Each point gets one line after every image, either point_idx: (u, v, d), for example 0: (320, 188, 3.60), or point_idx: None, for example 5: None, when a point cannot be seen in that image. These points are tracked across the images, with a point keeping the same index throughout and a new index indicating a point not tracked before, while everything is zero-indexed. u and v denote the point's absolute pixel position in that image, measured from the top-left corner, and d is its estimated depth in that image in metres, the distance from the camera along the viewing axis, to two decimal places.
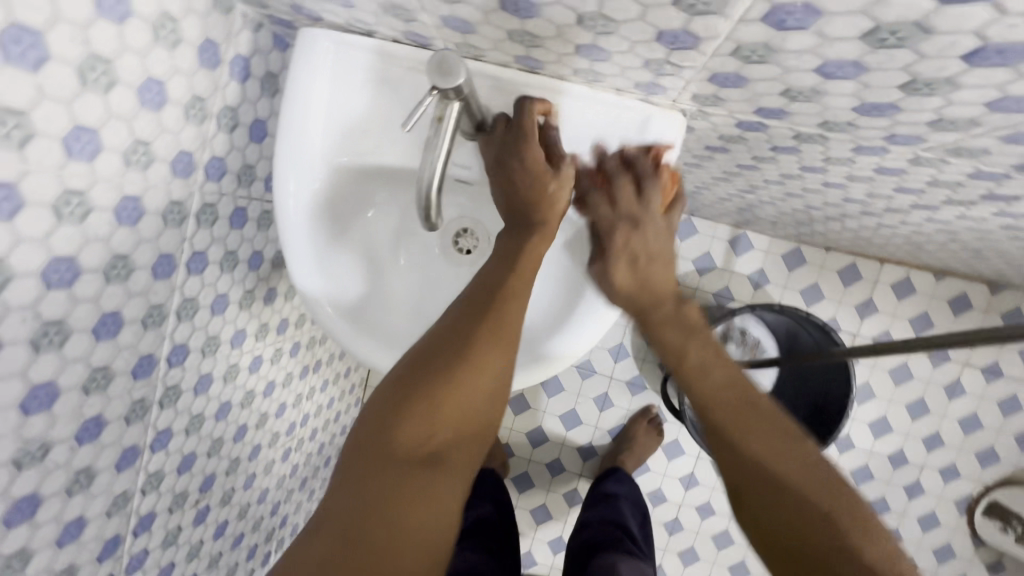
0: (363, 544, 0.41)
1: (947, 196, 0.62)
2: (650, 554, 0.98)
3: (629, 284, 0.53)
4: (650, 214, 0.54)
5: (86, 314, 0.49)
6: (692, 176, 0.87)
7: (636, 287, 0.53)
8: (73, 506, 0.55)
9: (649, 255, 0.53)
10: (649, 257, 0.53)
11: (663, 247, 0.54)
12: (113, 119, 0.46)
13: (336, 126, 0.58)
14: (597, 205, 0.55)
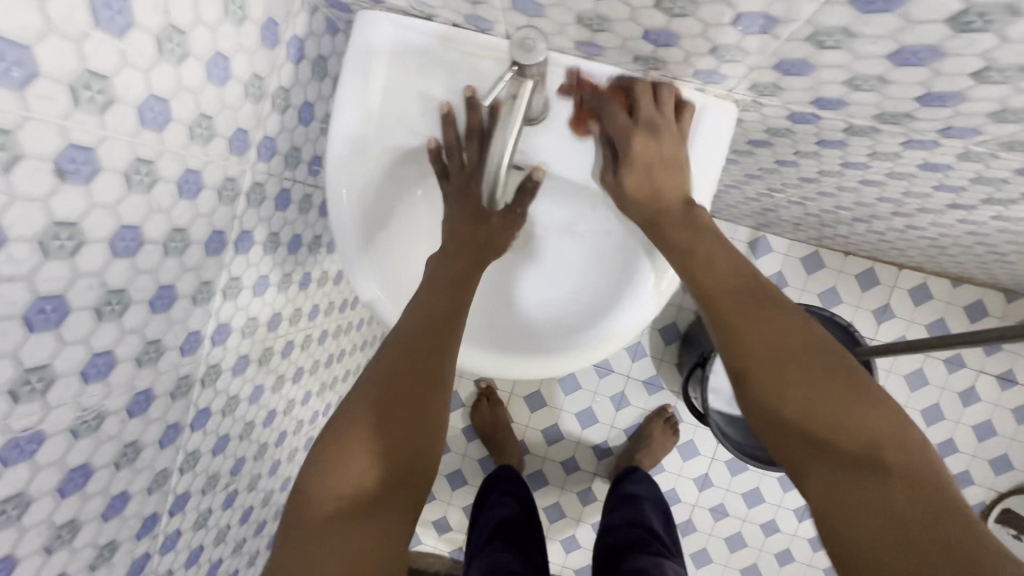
0: (357, 453, 0.48)
1: (987, 195, 0.63)
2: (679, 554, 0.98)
3: (639, 189, 0.55)
4: (666, 119, 0.54)
5: (145, 285, 0.50)
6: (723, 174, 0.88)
7: (647, 192, 0.55)
8: (119, 479, 0.55)
9: (663, 160, 0.54)
10: (662, 165, 0.55)
11: (674, 152, 0.55)
12: (183, 91, 0.47)
13: (391, 109, 0.59)
14: (612, 115, 0.55)
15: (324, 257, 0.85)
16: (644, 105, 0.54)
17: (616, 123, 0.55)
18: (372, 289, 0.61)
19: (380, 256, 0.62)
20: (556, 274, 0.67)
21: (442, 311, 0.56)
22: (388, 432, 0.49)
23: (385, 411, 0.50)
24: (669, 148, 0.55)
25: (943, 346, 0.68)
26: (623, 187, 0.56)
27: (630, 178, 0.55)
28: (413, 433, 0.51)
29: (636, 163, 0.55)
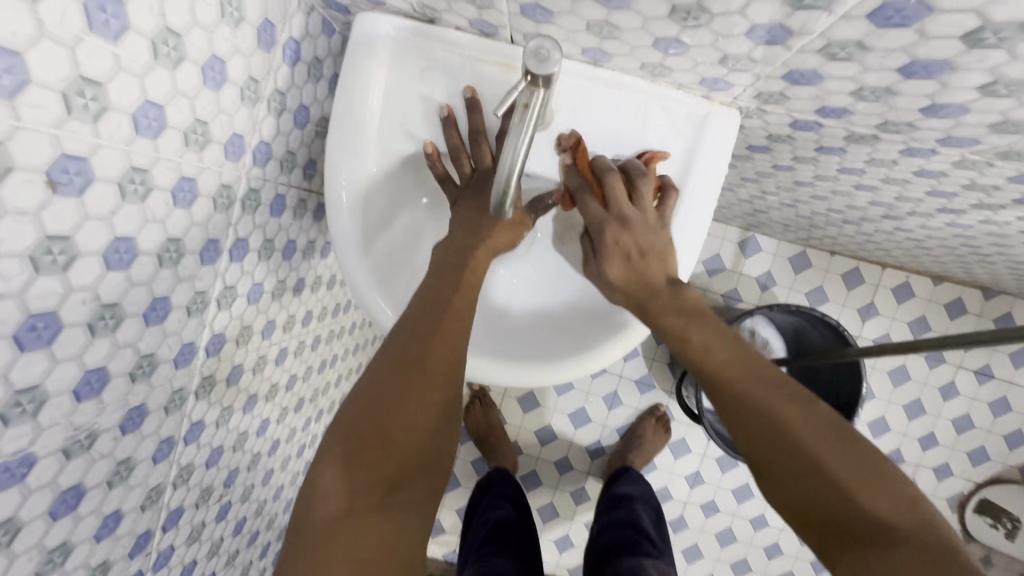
0: (363, 464, 0.46)
1: (978, 200, 0.64)
2: (668, 553, 0.99)
3: (624, 278, 0.56)
4: (640, 211, 0.55)
5: (139, 298, 0.48)
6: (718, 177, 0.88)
7: (635, 284, 0.55)
8: (112, 498, 0.53)
9: (642, 249, 0.55)
10: (643, 253, 0.55)
11: (654, 238, 0.55)
12: (178, 96, 0.45)
13: (392, 112, 0.58)
14: (588, 208, 0.57)
15: (318, 261, 0.84)
16: (619, 203, 0.55)
17: (595, 216, 0.56)
18: (372, 296, 0.60)
19: (380, 260, 0.60)
20: (559, 279, 0.66)
21: (453, 300, 0.53)
22: (387, 446, 0.46)
23: (396, 409, 0.47)
24: (648, 236, 0.55)
25: (922, 350, 0.69)
26: (606, 274, 0.57)
27: (616, 269, 0.56)
28: (420, 436, 0.48)
29: (618, 256, 0.56)
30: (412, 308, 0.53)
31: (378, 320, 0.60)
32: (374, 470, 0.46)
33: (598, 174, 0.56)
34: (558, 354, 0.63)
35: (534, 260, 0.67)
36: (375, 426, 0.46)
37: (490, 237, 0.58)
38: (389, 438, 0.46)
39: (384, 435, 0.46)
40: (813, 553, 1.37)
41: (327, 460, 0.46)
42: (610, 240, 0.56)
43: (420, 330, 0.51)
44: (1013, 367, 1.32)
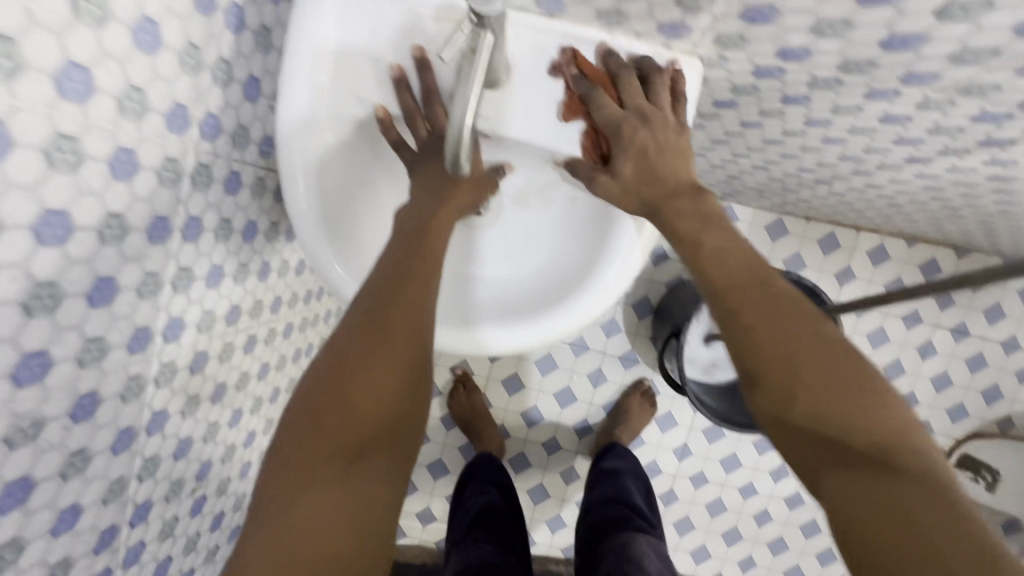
0: (314, 436, 0.44)
1: (944, 146, 0.64)
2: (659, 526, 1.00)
3: (634, 175, 0.52)
4: (658, 108, 0.52)
5: (80, 278, 0.45)
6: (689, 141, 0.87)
7: (648, 176, 0.52)
8: (68, 491, 0.50)
9: (659, 144, 0.51)
10: (659, 150, 0.51)
11: (673, 138, 0.52)
12: (106, 59, 0.42)
13: (344, 78, 0.55)
14: (601, 103, 0.53)
15: (284, 245, 0.81)
16: (633, 94, 0.52)
17: (607, 111, 0.52)
18: (329, 264, 0.57)
19: (338, 230, 0.58)
20: (528, 243, 0.66)
21: (417, 265, 0.51)
22: (339, 417, 0.44)
23: (350, 376, 0.45)
24: (664, 133, 0.52)
25: (888, 302, 0.71)
26: (620, 179, 0.53)
27: (624, 166, 0.52)
28: (374, 408, 0.45)
29: (631, 153, 0.52)
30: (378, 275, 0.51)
31: (331, 282, 0.58)
32: (325, 443, 0.44)
33: (609, 74, 0.54)
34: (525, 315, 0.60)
35: (503, 227, 0.66)
36: (332, 397, 0.45)
37: (453, 197, 0.56)
38: (343, 412, 0.44)
39: (337, 405, 0.45)
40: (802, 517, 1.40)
41: (285, 429, 0.45)
42: (624, 135, 0.52)
43: (379, 296, 0.49)
44: (987, 324, 1.35)
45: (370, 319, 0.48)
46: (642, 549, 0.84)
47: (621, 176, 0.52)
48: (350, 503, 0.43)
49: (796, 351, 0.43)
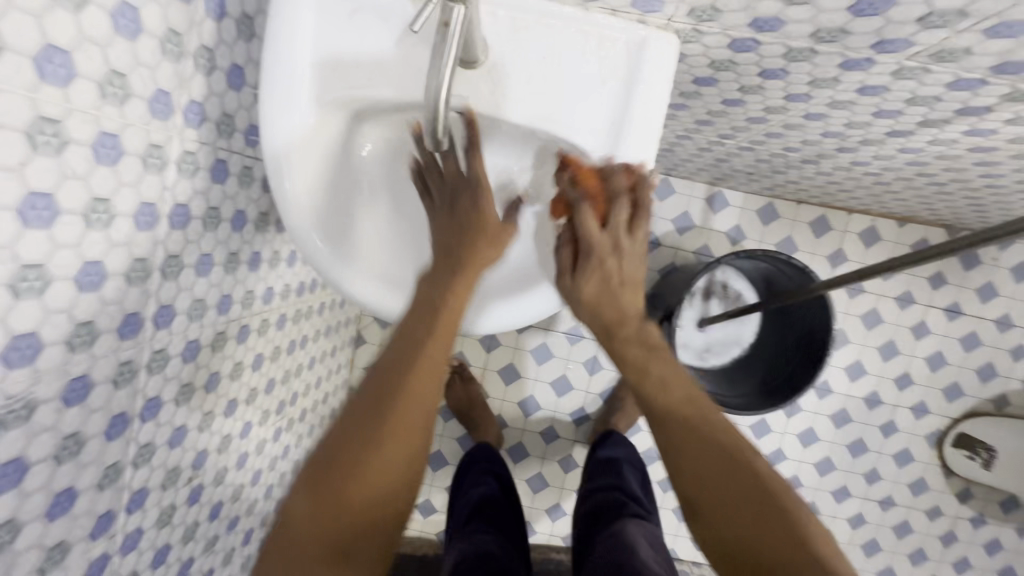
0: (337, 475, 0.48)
1: (923, 116, 0.65)
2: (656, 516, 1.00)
3: (594, 294, 0.55)
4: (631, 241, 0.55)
5: (67, 260, 0.46)
6: (673, 123, 0.88)
7: (602, 297, 0.55)
8: (62, 474, 0.51)
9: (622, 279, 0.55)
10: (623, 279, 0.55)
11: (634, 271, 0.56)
12: (86, 43, 0.43)
13: (325, 58, 0.56)
14: (584, 221, 0.54)
15: (274, 236, 0.82)
16: (614, 221, 0.55)
17: (590, 229, 0.54)
18: (310, 240, 0.59)
19: (323, 212, 0.59)
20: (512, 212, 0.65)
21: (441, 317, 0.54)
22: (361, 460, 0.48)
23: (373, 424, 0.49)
24: (627, 267, 0.55)
25: (875, 275, 0.71)
26: (579, 291, 0.56)
27: (586, 282, 0.55)
28: (389, 452, 0.49)
29: (597, 271, 0.55)
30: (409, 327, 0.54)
31: (311, 257, 0.59)
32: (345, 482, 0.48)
33: (603, 189, 0.55)
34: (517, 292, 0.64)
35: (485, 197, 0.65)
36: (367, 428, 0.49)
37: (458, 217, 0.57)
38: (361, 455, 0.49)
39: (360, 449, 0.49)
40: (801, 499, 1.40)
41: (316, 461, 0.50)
42: (595, 254, 0.54)
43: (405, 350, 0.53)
44: (980, 303, 1.35)
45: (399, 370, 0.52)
46: (637, 540, 0.81)
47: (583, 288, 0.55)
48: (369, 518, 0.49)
49: (729, 487, 0.47)
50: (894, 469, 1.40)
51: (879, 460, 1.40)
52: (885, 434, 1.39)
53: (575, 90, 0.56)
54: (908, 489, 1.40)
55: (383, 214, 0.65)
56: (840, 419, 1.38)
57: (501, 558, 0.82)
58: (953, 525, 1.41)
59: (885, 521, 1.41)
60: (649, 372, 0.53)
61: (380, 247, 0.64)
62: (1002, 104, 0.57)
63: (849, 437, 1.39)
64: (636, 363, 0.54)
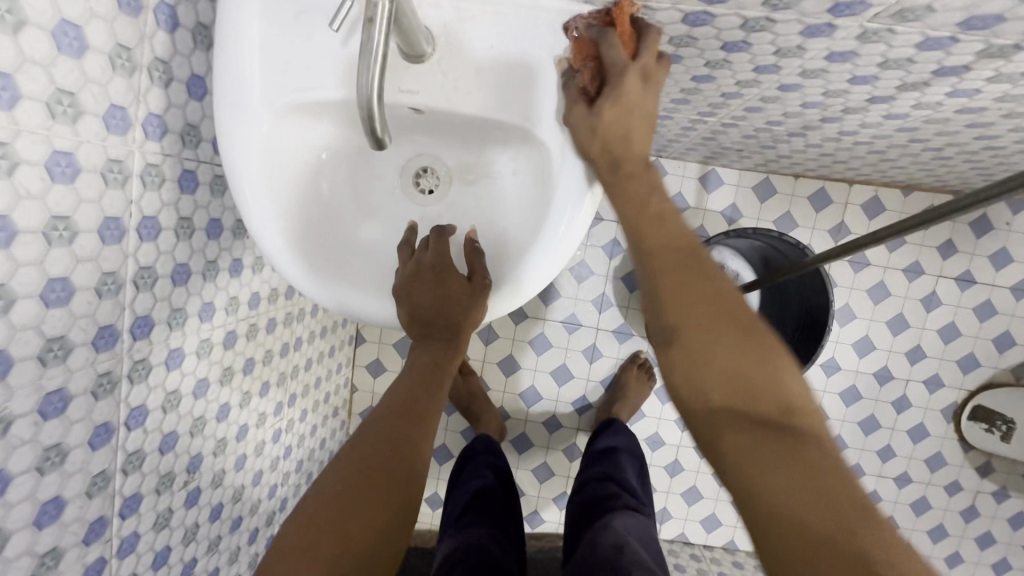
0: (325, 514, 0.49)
1: (901, 80, 0.62)
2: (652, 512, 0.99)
3: (609, 122, 0.52)
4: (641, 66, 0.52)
5: (31, 278, 0.47)
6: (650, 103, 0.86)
7: (615, 130, 0.52)
8: (47, 484, 0.53)
9: (625, 130, 0.52)
10: (625, 135, 0.52)
11: (638, 109, 0.53)
12: (28, 64, 0.44)
13: (274, 63, 0.55)
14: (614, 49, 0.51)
15: (254, 242, 0.83)
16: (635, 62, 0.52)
17: (619, 62, 0.51)
18: (270, 246, 0.59)
19: (289, 222, 0.60)
20: (478, 216, 0.66)
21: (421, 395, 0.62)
22: (351, 504, 0.50)
23: (365, 473, 0.52)
24: (648, 103, 0.53)
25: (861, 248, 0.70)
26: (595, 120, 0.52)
27: (607, 105, 0.51)
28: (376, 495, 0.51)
29: (619, 102, 0.51)
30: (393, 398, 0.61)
31: (275, 262, 0.59)
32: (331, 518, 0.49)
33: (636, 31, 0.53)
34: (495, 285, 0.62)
35: (448, 204, 0.67)
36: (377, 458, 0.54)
37: (420, 261, 0.62)
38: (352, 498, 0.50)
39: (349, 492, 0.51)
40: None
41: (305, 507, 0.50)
42: (622, 87, 0.51)
43: (392, 416, 0.59)
44: (994, 270, 1.30)
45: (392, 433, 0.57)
46: (624, 535, 0.82)
47: (602, 113, 0.51)
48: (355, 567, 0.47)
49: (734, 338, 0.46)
50: (909, 445, 1.36)
51: (892, 437, 1.36)
52: (898, 409, 1.35)
53: (530, 75, 0.55)
54: (924, 465, 1.36)
55: (354, 226, 0.66)
56: (850, 397, 1.35)
57: (496, 553, 0.83)
58: (973, 500, 1.37)
59: (902, 498, 1.38)
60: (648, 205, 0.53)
61: (356, 259, 0.65)
62: (980, 61, 0.54)
63: (860, 414, 1.36)
64: (635, 198, 0.53)
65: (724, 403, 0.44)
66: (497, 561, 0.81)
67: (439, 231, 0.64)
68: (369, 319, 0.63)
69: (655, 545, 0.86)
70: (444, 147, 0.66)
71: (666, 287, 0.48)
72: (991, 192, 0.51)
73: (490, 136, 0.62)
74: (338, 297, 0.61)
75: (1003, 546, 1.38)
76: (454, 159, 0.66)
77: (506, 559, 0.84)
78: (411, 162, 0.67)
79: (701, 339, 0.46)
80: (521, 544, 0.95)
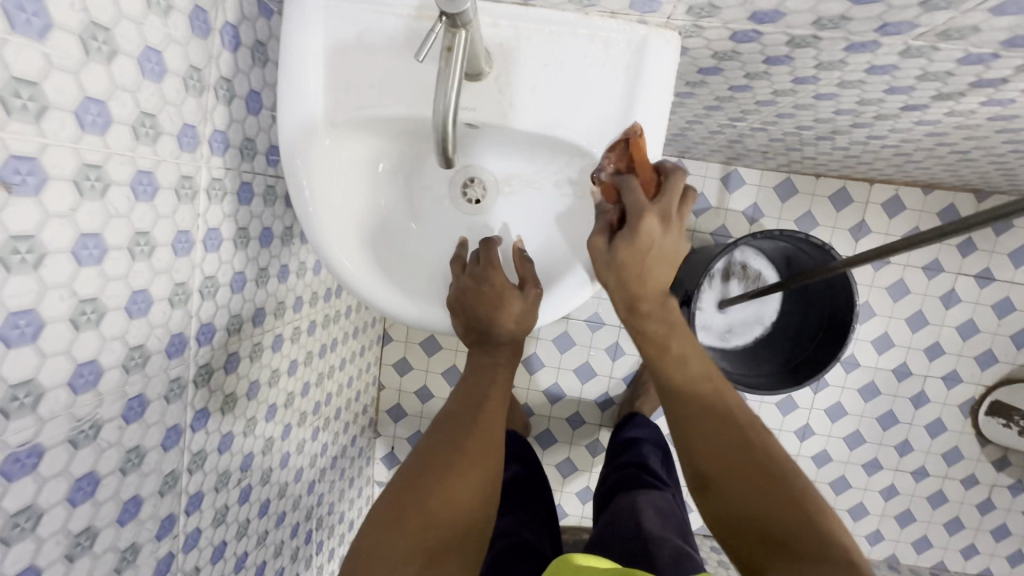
0: (399, 501, 0.53)
1: (938, 90, 0.63)
2: (677, 493, 1.02)
3: (628, 258, 0.58)
4: (670, 207, 0.58)
5: (118, 292, 0.50)
6: (681, 109, 0.88)
7: (634, 270, 0.59)
8: (128, 484, 0.56)
9: (650, 251, 0.58)
10: (648, 264, 0.59)
11: (655, 247, 0.58)
12: (118, 91, 0.46)
13: (335, 82, 0.59)
14: (632, 190, 0.57)
15: (298, 248, 0.86)
16: (666, 201, 0.58)
17: (640, 202, 0.57)
18: (333, 258, 0.62)
19: (349, 233, 0.63)
20: (526, 229, 0.70)
21: (489, 391, 0.64)
22: (422, 491, 0.53)
23: (436, 462, 0.55)
24: (669, 244, 0.59)
25: (889, 253, 0.71)
26: (613, 253, 0.58)
27: (624, 246, 0.58)
28: (446, 484, 0.54)
29: (635, 245, 0.57)
30: (464, 394, 0.64)
31: (337, 272, 0.62)
32: (405, 505, 0.52)
33: (656, 170, 0.59)
34: (547, 295, 0.65)
35: (496, 215, 0.70)
36: (431, 464, 0.55)
37: (474, 271, 0.65)
38: (425, 487, 0.53)
39: (421, 481, 0.54)
40: (831, 474, 1.41)
41: (386, 496, 0.54)
42: (639, 229, 0.57)
43: (460, 410, 0.62)
44: (1014, 267, 1.31)
45: (461, 424, 0.60)
46: (640, 510, 0.87)
47: (619, 253, 0.58)
48: (425, 552, 0.50)
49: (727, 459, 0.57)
50: (927, 440, 1.38)
51: (910, 432, 1.38)
52: (916, 405, 1.37)
53: (585, 89, 0.58)
54: (941, 459, 1.39)
55: (410, 237, 0.70)
56: (868, 393, 1.37)
57: (526, 534, 0.87)
58: (990, 493, 1.39)
59: (919, 492, 1.40)
60: (668, 347, 0.62)
61: (412, 269, 0.69)
62: (1018, 75, 0.56)
63: (879, 410, 1.38)
64: (655, 340, 0.63)
65: (757, 514, 0.54)
66: (527, 542, 0.85)
67: (487, 246, 0.67)
68: (424, 327, 0.67)
69: (679, 519, 0.89)
70: (488, 158, 0.69)
71: (695, 445, 0.58)
72: (1000, 210, 0.54)
73: (539, 150, 0.65)
74: (402, 307, 0.65)
75: (1018, 538, 1.41)
76: (501, 171, 0.69)
77: (538, 541, 0.88)
78: (459, 176, 0.70)
79: (727, 470, 0.56)
80: (554, 525, 0.98)
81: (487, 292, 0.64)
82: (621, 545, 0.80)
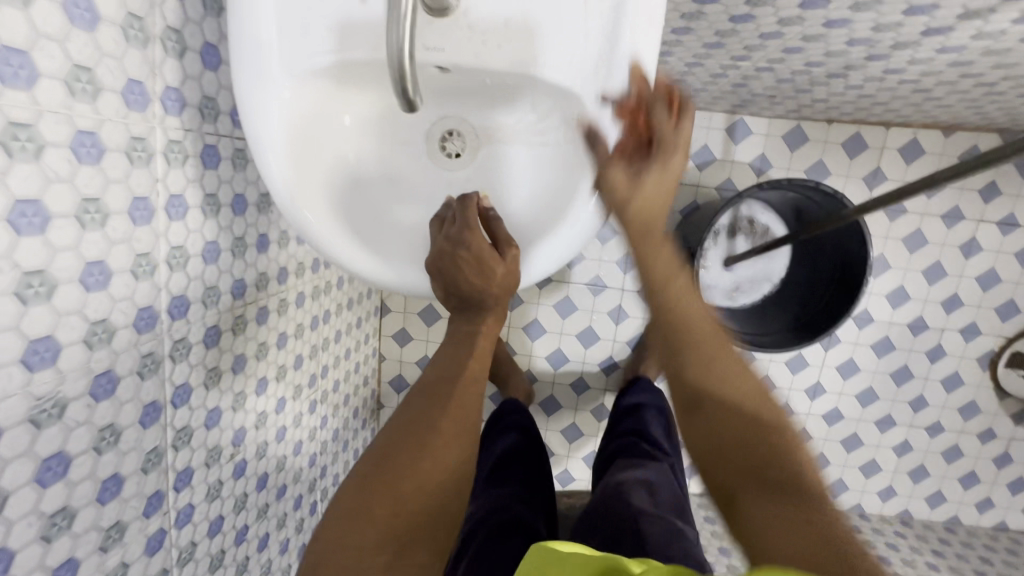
0: (370, 482, 0.52)
1: (964, 4, 0.61)
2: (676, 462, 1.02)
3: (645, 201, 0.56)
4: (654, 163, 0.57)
5: (69, 263, 0.48)
6: (686, 47, 0.84)
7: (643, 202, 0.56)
8: (105, 462, 0.55)
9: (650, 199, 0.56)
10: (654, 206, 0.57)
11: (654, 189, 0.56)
12: (43, 39, 0.43)
13: (287, 27, 0.58)
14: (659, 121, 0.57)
15: (278, 216, 0.81)
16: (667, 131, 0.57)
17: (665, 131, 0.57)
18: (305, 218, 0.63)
19: (321, 194, 0.65)
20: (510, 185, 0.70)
21: (468, 368, 0.64)
22: (397, 475, 0.52)
23: (406, 442, 0.55)
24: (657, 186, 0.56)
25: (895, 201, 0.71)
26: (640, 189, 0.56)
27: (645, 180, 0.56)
28: (422, 467, 0.53)
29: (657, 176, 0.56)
30: (437, 372, 0.64)
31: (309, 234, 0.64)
32: (376, 487, 0.51)
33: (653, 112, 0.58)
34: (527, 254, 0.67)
35: (477, 168, 0.70)
36: (402, 443, 0.55)
37: (452, 228, 0.65)
38: (396, 467, 0.52)
39: (393, 462, 0.53)
40: (842, 432, 1.45)
41: (355, 475, 0.53)
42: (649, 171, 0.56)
43: (434, 388, 0.61)
44: None
45: (437, 403, 0.59)
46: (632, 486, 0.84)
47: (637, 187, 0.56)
48: (395, 536, 0.49)
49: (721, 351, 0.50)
50: (943, 394, 1.41)
51: (926, 387, 1.41)
52: (932, 359, 1.39)
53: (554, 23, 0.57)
54: (958, 413, 1.41)
55: (389, 199, 0.71)
56: (882, 348, 1.39)
57: (515, 506, 0.85)
58: (1009, 447, 1.43)
59: (934, 447, 1.44)
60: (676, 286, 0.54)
61: (392, 231, 0.70)
62: None
63: (894, 364, 1.40)
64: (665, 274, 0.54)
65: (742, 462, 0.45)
66: (517, 517, 0.82)
67: (464, 204, 0.66)
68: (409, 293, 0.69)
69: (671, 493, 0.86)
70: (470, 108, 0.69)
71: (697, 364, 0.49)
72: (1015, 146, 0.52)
73: (510, 95, 0.66)
74: (379, 270, 0.67)
75: None
76: (481, 119, 0.70)
77: (530, 515, 0.86)
78: (436, 129, 0.70)
79: (728, 417, 0.47)
80: (548, 497, 0.98)
81: (466, 255, 0.64)
82: (610, 536, 0.75)
